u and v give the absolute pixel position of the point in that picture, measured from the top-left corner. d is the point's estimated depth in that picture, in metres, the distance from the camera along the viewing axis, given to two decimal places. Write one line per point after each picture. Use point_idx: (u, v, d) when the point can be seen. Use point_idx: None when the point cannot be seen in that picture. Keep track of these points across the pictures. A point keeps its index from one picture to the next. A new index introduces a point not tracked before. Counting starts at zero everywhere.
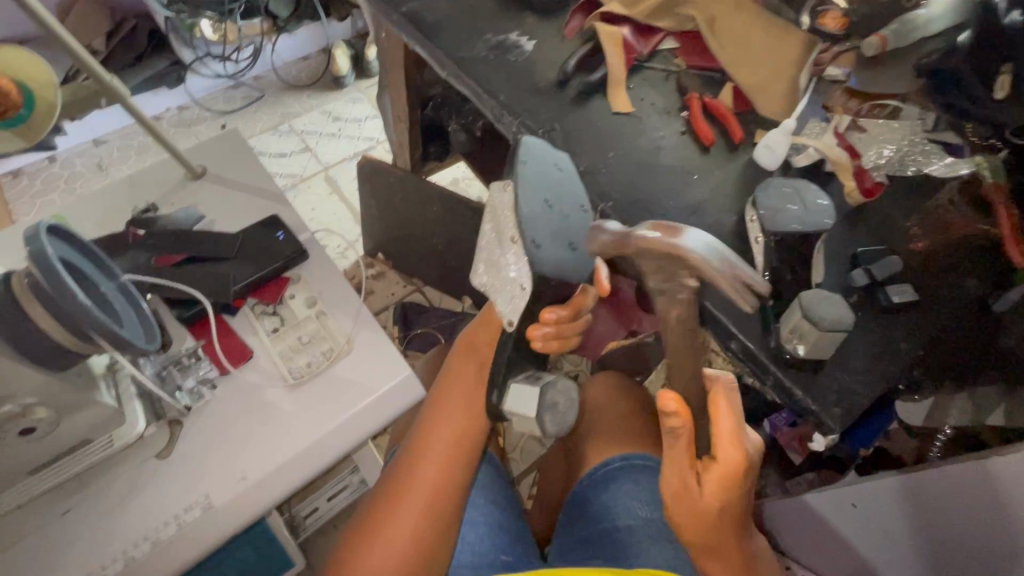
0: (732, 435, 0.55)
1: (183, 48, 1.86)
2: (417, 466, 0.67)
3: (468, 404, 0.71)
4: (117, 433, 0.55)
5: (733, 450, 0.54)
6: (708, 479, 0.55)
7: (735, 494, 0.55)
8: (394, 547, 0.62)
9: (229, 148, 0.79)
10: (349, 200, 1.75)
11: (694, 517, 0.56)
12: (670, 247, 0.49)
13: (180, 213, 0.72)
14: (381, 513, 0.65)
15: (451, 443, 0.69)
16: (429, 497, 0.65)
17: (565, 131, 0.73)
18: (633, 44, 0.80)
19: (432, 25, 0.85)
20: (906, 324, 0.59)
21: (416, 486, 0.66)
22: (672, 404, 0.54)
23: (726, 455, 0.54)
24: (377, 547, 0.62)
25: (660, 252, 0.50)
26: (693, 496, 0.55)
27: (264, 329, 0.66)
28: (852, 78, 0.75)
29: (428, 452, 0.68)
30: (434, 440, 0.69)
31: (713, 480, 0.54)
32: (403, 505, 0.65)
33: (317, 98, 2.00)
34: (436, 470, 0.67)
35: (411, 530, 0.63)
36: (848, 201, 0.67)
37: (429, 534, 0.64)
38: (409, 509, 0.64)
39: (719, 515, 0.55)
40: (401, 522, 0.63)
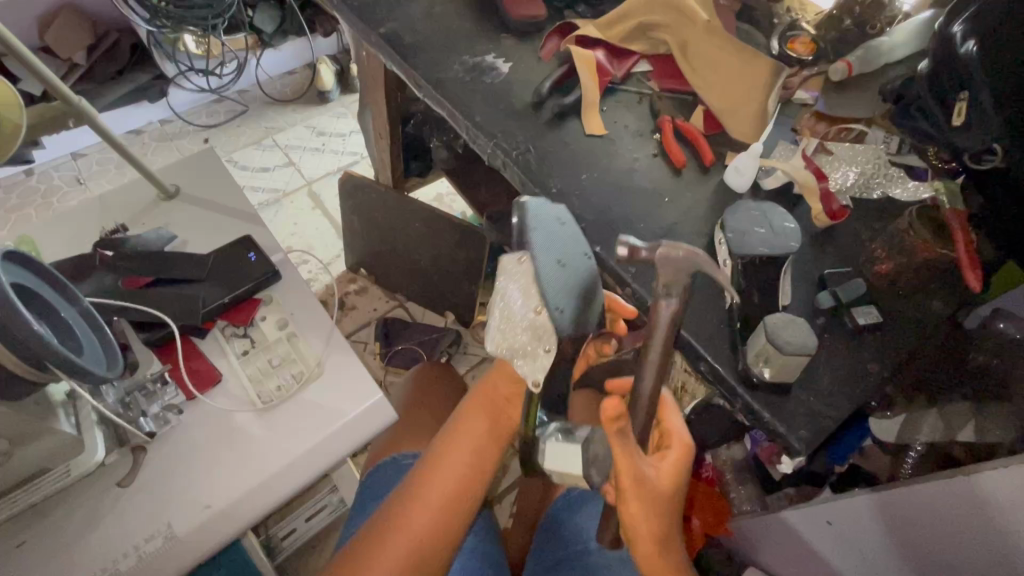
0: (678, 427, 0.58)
1: (165, 60, 1.84)
2: (407, 510, 0.60)
3: (472, 452, 0.61)
4: (75, 462, 0.54)
5: (678, 433, 0.57)
6: (660, 464, 0.55)
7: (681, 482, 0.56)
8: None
9: (204, 168, 0.79)
10: (332, 215, 1.75)
11: (648, 514, 0.54)
12: (691, 259, 0.48)
13: (150, 233, 0.71)
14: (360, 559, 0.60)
15: (448, 490, 0.60)
16: (417, 546, 0.59)
17: (539, 152, 0.74)
18: (608, 67, 0.81)
19: (409, 46, 0.85)
20: (872, 346, 0.60)
21: (404, 530, 0.59)
22: (612, 403, 0.50)
23: (676, 436, 0.57)
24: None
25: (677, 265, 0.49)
26: (645, 482, 0.53)
27: (233, 352, 0.66)
28: (819, 102, 0.76)
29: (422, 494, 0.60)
30: (431, 479, 0.61)
31: (667, 466, 0.55)
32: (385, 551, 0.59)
33: (301, 113, 2.00)
34: (430, 516, 0.60)
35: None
36: (816, 223, 0.68)
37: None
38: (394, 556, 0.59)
39: (667, 507, 0.55)
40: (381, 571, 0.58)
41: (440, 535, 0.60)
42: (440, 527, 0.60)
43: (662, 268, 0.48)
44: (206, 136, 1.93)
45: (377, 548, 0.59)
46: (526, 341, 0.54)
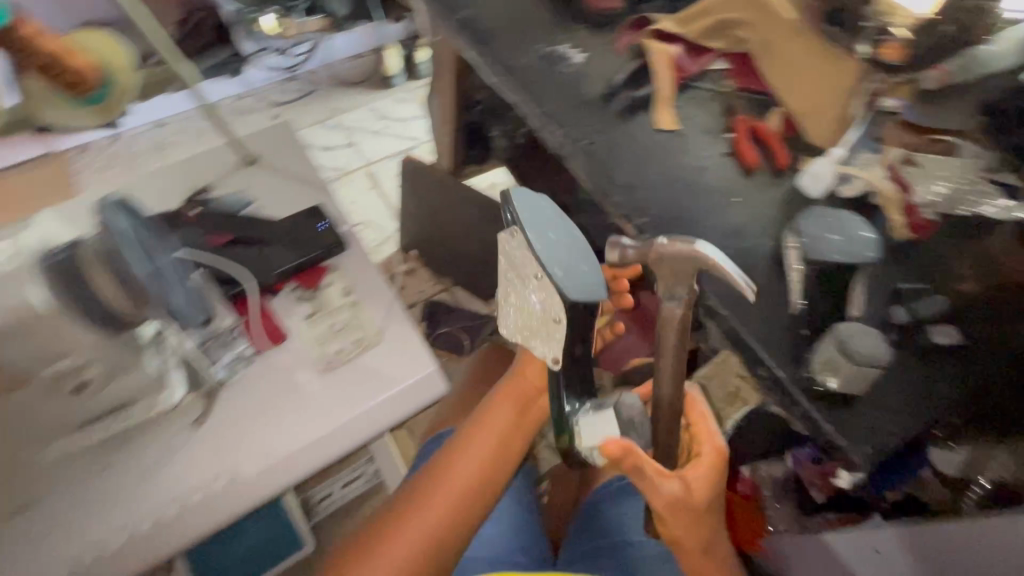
0: (710, 431, 0.59)
1: (244, 40, 1.95)
2: (434, 484, 0.63)
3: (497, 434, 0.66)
4: (159, 399, 0.59)
5: (710, 443, 0.58)
6: (694, 480, 0.56)
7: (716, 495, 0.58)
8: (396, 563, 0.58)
9: (284, 140, 0.83)
10: (389, 197, 1.80)
11: (688, 526, 0.57)
12: (687, 252, 0.43)
13: (229, 198, 0.77)
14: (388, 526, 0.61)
15: (476, 470, 0.64)
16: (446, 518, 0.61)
17: (608, 144, 0.74)
18: (683, 64, 0.81)
19: (485, 32, 0.87)
20: (947, 367, 0.57)
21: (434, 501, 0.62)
22: (614, 447, 0.52)
23: (707, 448, 0.58)
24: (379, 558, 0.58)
25: (674, 263, 0.44)
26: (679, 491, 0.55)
27: (299, 312, 0.69)
28: (908, 112, 0.73)
29: (452, 471, 0.64)
30: (462, 457, 0.65)
31: (701, 482, 0.56)
32: (411, 518, 0.60)
33: (366, 96, 2.06)
34: (457, 491, 0.63)
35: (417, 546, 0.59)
36: (895, 235, 0.66)
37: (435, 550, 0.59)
38: (420, 525, 0.60)
39: (704, 517, 0.57)
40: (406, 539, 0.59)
41: (465, 510, 0.62)
42: (466, 501, 0.62)
43: (658, 270, 0.44)
44: (276, 113, 2.01)
45: (404, 516, 0.61)
46: (542, 316, 0.50)
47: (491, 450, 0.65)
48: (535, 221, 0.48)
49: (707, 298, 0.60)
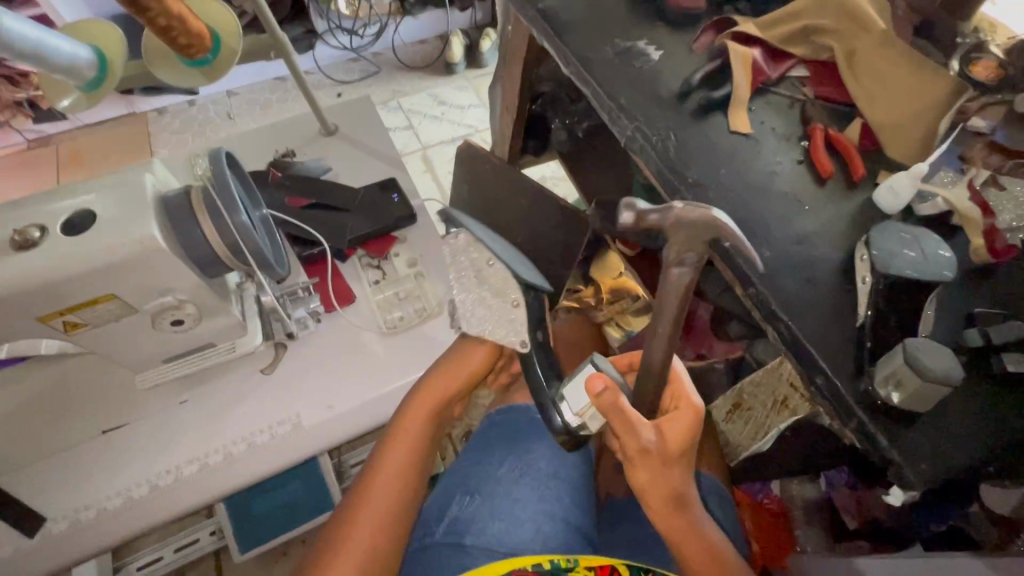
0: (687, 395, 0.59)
1: (319, 18, 2.01)
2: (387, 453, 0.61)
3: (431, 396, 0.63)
4: (239, 342, 0.64)
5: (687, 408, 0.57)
6: (667, 432, 0.56)
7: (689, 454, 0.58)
8: (368, 529, 0.56)
9: (361, 115, 0.88)
10: (441, 181, 1.84)
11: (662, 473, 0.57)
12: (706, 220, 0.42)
13: (312, 162, 0.80)
14: (353, 501, 0.58)
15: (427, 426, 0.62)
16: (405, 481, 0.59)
17: (679, 142, 0.74)
18: (763, 67, 0.79)
19: (563, 24, 0.88)
20: (1017, 396, 0.56)
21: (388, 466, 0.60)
22: (599, 386, 0.54)
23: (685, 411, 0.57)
24: (350, 528, 0.56)
25: (687, 228, 0.43)
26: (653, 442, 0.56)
27: (367, 278, 0.73)
28: (999, 134, 0.69)
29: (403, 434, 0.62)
30: (410, 422, 0.63)
31: (675, 431, 0.56)
32: (375, 485, 0.59)
33: (427, 81, 2.10)
34: (410, 451, 0.61)
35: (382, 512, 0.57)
36: (973, 258, 0.64)
37: (398, 514, 0.58)
38: (382, 490, 0.58)
39: (678, 468, 0.57)
40: (373, 505, 0.57)
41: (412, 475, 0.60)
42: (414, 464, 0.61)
43: (675, 235, 0.43)
44: (341, 91, 2.08)
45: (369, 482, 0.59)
46: (490, 299, 0.62)
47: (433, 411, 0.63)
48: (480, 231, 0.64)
49: (768, 302, 0.60)
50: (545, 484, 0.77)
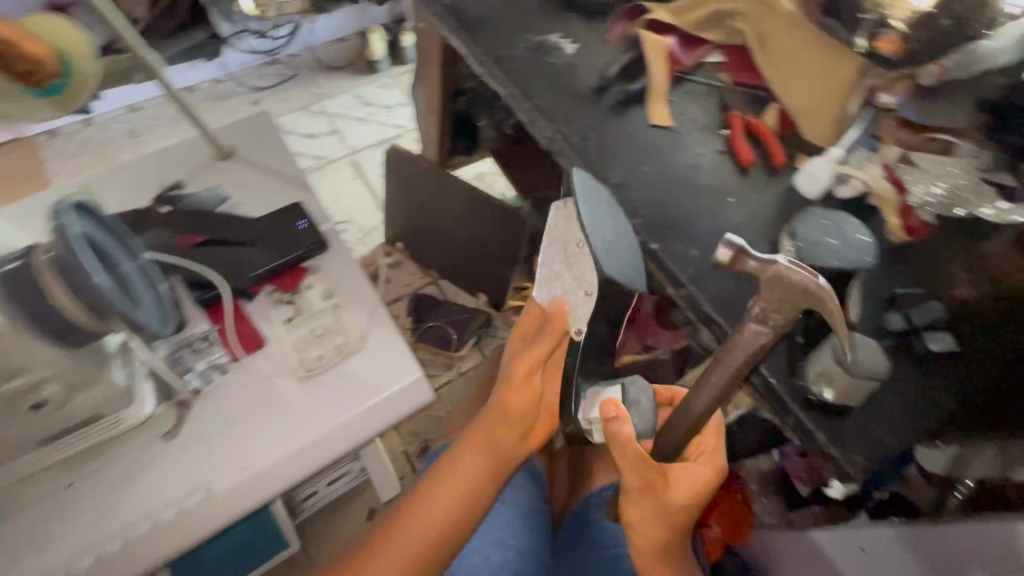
0: (713, 451, 0.59)
1: (222, 21, 1.86)
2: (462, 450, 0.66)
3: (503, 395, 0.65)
4: (126, 413, 0.55)
5: (703, 472, 0.57)
6: (678, 480, 0.56)
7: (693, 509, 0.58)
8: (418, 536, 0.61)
9: (260, 132, 0.80)
10: (374, 187, 1.75)
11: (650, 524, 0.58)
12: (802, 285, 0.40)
13: (206, 194, 0.73)
14: (411, 504, 0.63)
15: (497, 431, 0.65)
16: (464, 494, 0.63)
17: (600, 140, 0.71)
18: (678, 56, 0.78)
19: (472, 21, 0.83)
20: (942, 375, 0.56)
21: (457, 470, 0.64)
22: (612, 416, 0.55)
23: (701, 471, 0.57)
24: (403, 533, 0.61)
25: (788, 292, 0.41)
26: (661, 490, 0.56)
27: (277, 317, 0.66)
28: (908, 109, 0.69)
29: (480, 434, 0.65)
30: (487, 432, 0.65)
31: (684, 483, 0.56)
32: (436, 493, 0.63)
33: (349, 82, 2.00)
34: (482, 460, 0.64)
35: (437, 521, 0.61)
36: (892, 238, 0.64)
37: (449, 527, 0.62)
38: (440, 500, 0.63)
39: (669, 521, 0.58)
40: (429, 513, 0.62)
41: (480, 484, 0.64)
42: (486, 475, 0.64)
43: (769, 292, 0.41)
44: (257, 98, 1.94)
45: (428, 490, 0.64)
46: (569, 279, 0.56)
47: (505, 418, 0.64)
48: (590, 193, 0.55)
49: (700, 305, 0.59)
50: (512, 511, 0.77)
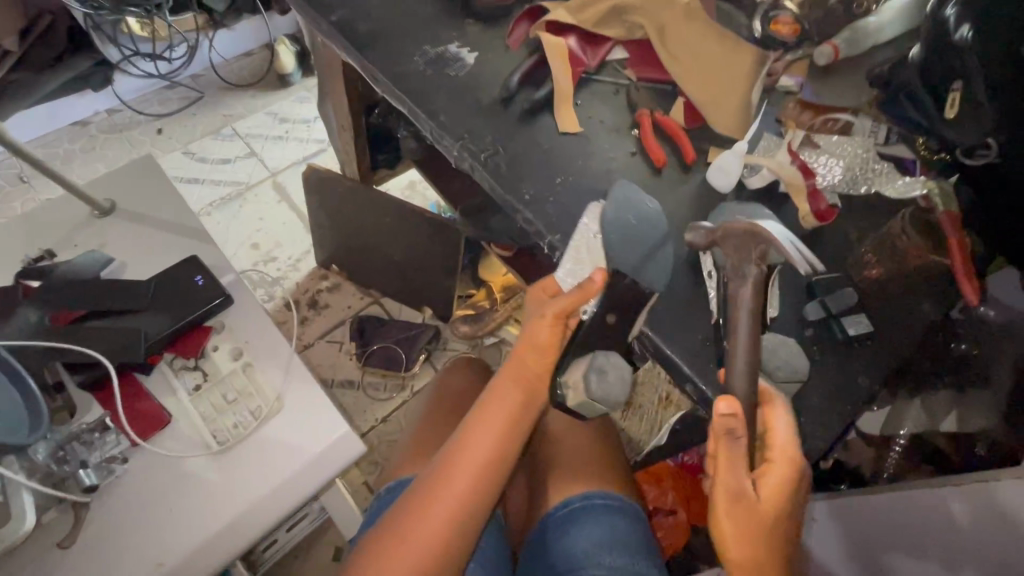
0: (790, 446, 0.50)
1: (108, 45, 1.65)
2: (471, 436, 0.58)
3: (522, 384, 0.60)
4: (5, 530, 0.51)
5: (792, 451, 0.50)
6: (765, 488, 0.49)
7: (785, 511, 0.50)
8: (432, 532, 0.55)
9: (134, 180, 0.72)
10: (300, 208, 1.59)
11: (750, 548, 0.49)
12: (750, 227, 0.52)
13: (84, 259, 0.65)
14: (425, 495, 0.57)
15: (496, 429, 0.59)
16: (475, 492, 0.57)
17: (510, 155, 0.69)
18: (580, 56, 0.75)
19: (364, 37, 0.78)
20: (863, 357, 0.58)
21: (467, 460, 0.58)
22: (729, 408, 0.47)
23: (781, 441, 0.50)
24: (415, 529, 0.55)
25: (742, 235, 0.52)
26: (751, 506, 0.48)
27: (183, 388, 0.63)
28: (805, 90, 0.71)
29: (485, 423, 0.59)
30: (493, 427, 0.59)
31: (773, 490, 0.49)
32: (451, 485, 0.57)
33: (260, 98, 1.80)
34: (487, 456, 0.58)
35: (455, 514, 0.56)
36: (803, 225, 0.65)
37: (467, 525, 0.56)
38: (456, 493, 0.57)
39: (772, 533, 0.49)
40: (446, 504, 0.56)
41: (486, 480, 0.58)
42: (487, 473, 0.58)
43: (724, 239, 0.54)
44: (160, 126, 1.74)
45: (442, 482, 0.57)
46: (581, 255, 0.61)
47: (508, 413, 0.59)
48: (626, 203, 0.62)
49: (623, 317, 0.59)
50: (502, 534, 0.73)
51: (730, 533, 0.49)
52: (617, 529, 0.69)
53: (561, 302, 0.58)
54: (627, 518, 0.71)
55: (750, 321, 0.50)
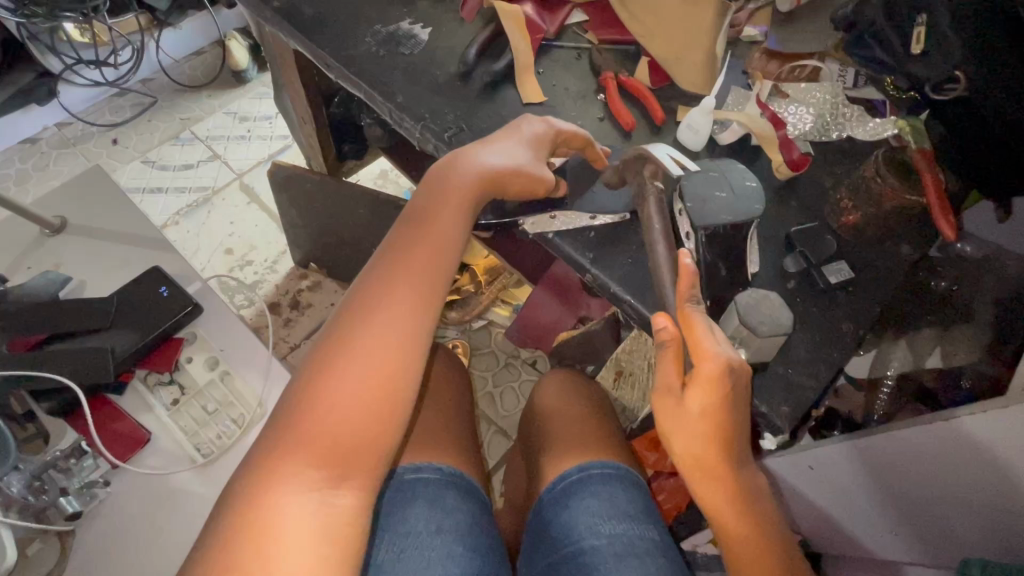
0: (703, 341, 0.47)
1: (47, 55, 1.56)
2: (390, 278, 0.52)
3: (458, 215, 0.56)
4: None
5: (713, 351, 0.47)
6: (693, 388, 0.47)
7: (724, 404, 0.47)
8: (361, 372, 0.48)
9: (92, 196, 0.76)
10: (270, 207, 1.55)
11: (693, 440, 0.49)
12: (708, 172, 0.58)
13: (41, 281, 0.69)
14: (340, 338, 0.49)
15: (434, 254, 0.54)
16: (411, 322, 0.51)
17: (473, 131, 0.67)
18: (538, 22, 0.72)
19: (311, 22, 0.74)
20: (846, 303, 0.57)
21: (393, 299, 0.51)
22: (663, 320, 0.50)
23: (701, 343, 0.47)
24: (344, 367, 0.47)
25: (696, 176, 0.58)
26: (678, 402, 0.48)
27: (160, 404, 0.67)
28: (771, 38, 0.71)
29: (407, 265, 0.53)
30: (420, 261, 0.53)
31: (703, 387, 0.47)
32: (372, 318, 0.50)
33: (215, 98, 1.73)
34: (421, 289, 0.52)
35: (386, 350, 0.49)
36: (777, 175, 0.64)
37: (408, 353, 0.50)
38: (385, 325, 0.50)
39: (716, 424, 0.48)
40: (369, 340, 0.49)
41: (418, 320, 0.51)
42: (419, 314, 0.51)
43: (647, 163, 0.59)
44: (114, 135, 1.66)
45: (365, 317, 0.50)
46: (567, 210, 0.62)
47: (448, 235, 0.55)
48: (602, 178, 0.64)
49: (608, 286, 0.59)
50: (485, 517, 0.68)
51: (668, 428, 0.49)
52: (618, 500, 0.69)
53: (550, 180, 0.59)
54: (626, 486, 0.71)
55: (667, 254, 0.54)
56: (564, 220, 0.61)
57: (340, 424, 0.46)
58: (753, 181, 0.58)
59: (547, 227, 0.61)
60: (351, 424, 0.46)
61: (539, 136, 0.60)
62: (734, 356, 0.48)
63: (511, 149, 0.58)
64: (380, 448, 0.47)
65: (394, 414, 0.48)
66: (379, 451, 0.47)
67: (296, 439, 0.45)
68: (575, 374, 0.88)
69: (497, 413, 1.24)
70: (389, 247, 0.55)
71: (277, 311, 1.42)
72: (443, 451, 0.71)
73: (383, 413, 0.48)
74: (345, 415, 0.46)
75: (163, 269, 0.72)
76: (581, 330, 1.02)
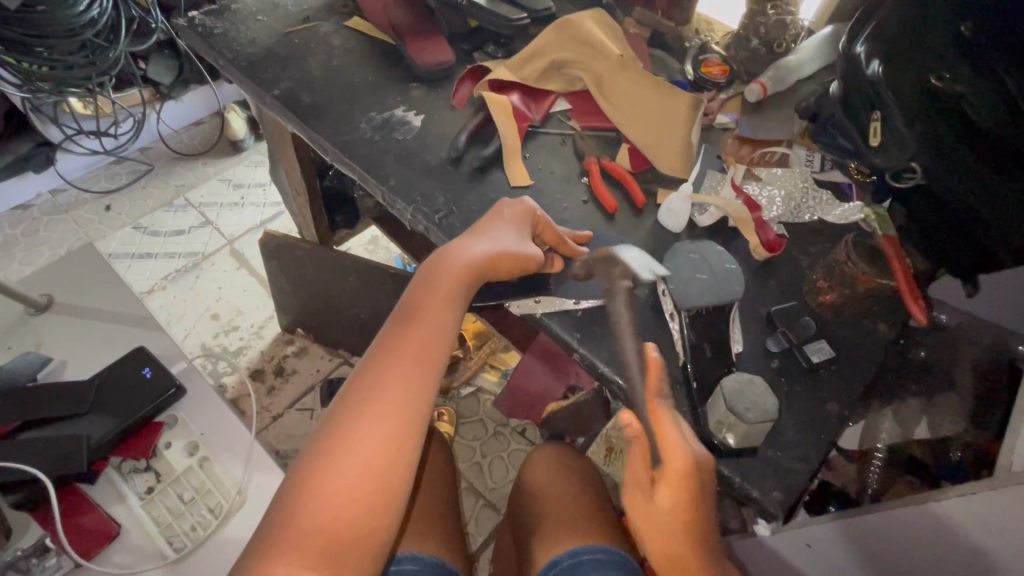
0: (672, 437, 0.48)
1: (48, 125, 1.58)
2: (386, 369, 0.52)
3: (450, 302, 0.57)
4: None
5: (682, 450, 0.47)
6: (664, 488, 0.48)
7: (694, 500, 0.48)
8: (357, 464, 0.48)
9: (80, 274, 0.79)
10: (259, 273, 1.56)
11: (664, 539, 0.49)
12: (690, 257, 0.61)
13: (19, 362, 0.71)
14: (335, 433, 0.49)
15: (429, 341, 0.55)
16: (408, 415, 0.51)
17: (463, 213, 0.69)
18: (525, 111, 0.77)
19: (309, 108, 0.78)
20: (830, 385, 0.58)
21: (388, 391, 0.51)
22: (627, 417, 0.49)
23: (671, 440, 0.48)
24: (340, 465, 0.48)
25: (677, 258, 0.61)
26: (649, 502, 0.48)
27: (133, 493, 0.67)
28: (742, 126, 0.76)
29: (401, 352, 0.54)
30: (415, 350, 0.54)
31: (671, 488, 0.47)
32: (367, 412, 0.50)
33: (211, 166, 1.77)
34: (415, 379, 0.53)
35: (382, 442, 0.49)
36: (755, 255, 0.67)
37: (402, 447, 0.50)
38: (380, 417, 0.50)
39: (687, 523, 0.48)
40: (369, 433, 0.49)
41: (414, 409, 0.52)
42: (414, 403, 0.52)
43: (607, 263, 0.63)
44: (107, 202, 1.68)
45: (359, 411, 0.50)
46: (555, 290, 0.64)
47: (442, 321, 0.56)
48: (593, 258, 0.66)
49: (596, 366, 0.59)
50: None
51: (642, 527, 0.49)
52: None
53: (538, 257, 0.61)
54: (619, 572, 0.67)
55: (634, 345, 0.58)
56: (555, 300, 0.63)
57: (332, 524, 0.46)
58: (732, 262, 0.60)
59: (531, 307, 0.62)
60: (347, 520, 0.47)
61: (519, 217, 0.63)
62: (700, 449, 0.48)
63: (500, 232, 0.61)
64: (373, 546, 0.48)
65: (389, 512, 0.49)
66: (369, 549, 0.48)
67: (288, 541, 0.46)
68: (567, 450, 0.87)
69: (485, 484, 1.20)
70: (387, 330, 0.56)
71: (261, 378, 1.39)
72: (426, 537, 0.69)
73: (382, 506, 0.48)
74: (339, 515, 0.47)
75: (147, 349, 0.74)
76: (570, 402, 1.02)
